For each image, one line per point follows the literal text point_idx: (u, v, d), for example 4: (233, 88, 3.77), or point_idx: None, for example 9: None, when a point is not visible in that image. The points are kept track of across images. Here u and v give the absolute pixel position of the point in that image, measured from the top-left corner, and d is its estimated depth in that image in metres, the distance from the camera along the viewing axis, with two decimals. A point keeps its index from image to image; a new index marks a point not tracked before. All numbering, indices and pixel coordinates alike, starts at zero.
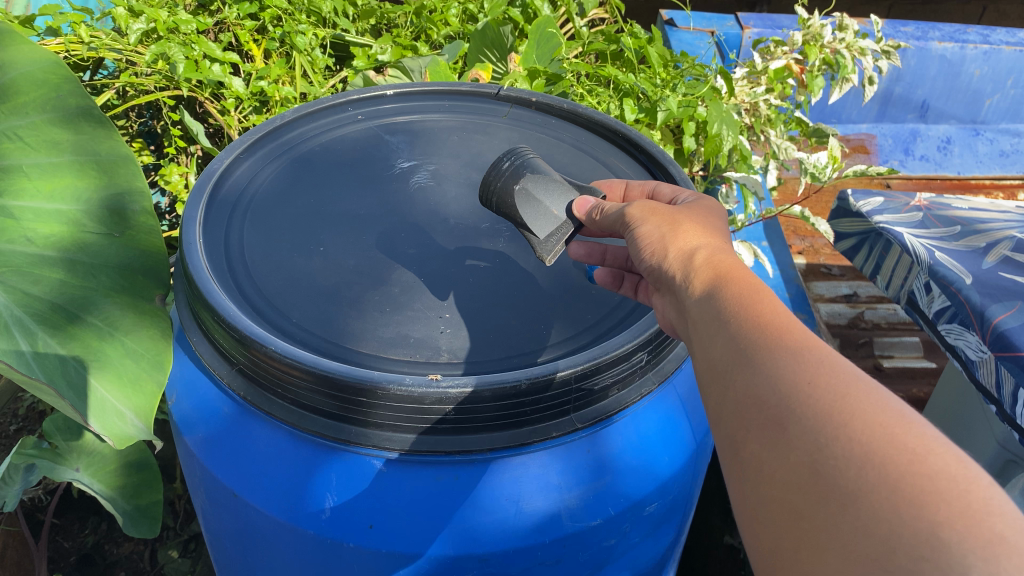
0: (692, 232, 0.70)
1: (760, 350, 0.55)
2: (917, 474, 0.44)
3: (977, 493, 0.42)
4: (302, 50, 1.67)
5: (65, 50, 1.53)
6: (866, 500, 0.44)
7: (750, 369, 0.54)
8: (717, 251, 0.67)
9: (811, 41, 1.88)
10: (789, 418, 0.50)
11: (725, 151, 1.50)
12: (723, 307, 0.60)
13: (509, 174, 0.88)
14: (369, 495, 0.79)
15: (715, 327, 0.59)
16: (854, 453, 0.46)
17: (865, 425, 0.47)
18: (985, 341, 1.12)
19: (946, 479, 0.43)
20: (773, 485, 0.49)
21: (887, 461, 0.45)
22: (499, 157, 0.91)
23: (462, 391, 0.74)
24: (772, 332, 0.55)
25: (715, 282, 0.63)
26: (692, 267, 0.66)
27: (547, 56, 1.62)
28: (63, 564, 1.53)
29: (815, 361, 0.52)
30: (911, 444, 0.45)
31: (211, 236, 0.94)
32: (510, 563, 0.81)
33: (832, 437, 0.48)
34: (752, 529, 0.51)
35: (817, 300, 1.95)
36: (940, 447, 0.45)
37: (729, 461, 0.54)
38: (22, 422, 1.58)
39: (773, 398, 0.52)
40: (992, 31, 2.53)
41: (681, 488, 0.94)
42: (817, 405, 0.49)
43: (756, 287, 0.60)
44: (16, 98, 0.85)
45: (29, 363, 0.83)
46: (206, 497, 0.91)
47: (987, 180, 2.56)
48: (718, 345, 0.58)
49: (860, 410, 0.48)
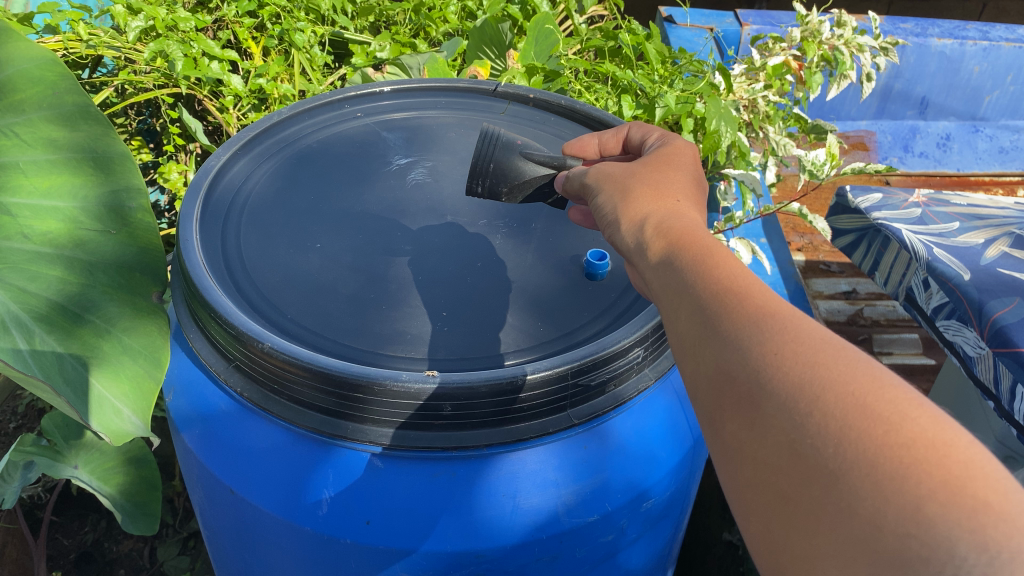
0: (644, 197, 0.69)
1: (724, 321, 0.52)
2: (893, 445, 0.41)
3: (956, 457, 0.40)
4: (301, 48, 1.66)
5: (63, 48, 1.53)
6: (847, 479, 0.42)
7: (716, 343, 0.52)
8: (667, 217, 0.65)
9: (810, 37, 1.86)
10: (762, 396, 0.48)
11: (724, 147, 1.47)
12: (680, 278, 0.58)
13: (490, 194, 0.93)
14: (362, 487, 0.80)
15: (676, 300, 0.57)
16: (830, 430, 0.44)
17: (837, 397, 0.45)
18: (983, 337, 1.12)
19: (923, 446, 0.41)
20: (756, 467, 0.47)
21: (862, 435, 0.43)
22: (468, 182, 0.93)
23: (427, 386, 0.74)
24: (733, 301, 0.53)
25: (669, 250, 0.61)
26: (645, 237, 0.64)
27: (545, 53, 1.62)
28: (63, 561, 1.53)
29: (779, 329, 0.50)
30: (885, 413, 0.43)
31: (208, 233, 0.93)
32: (508, 560, 0.82)
33: (806, 414, 0.45)
34: (744, 515, 0.49)
35: (816, 296, 1.96)
36: (916, 410, 0.43)
37: (712, 445, 0.52)
38: (21, 420, 1.58)
39: (743, 374, 0.49)
40: (993, 27, 2.53)
41: (677, 485, 0.94)
42: (786, 379, 0.47)
43: (709, 251, 0.58)
44: (14, 95, 0.84)
45: (26, 360, 0.83)
46: (203, 493, 0.92)
47: (986, 176, 2.57)
48: (684, 319, 0.56)
49: (830, 380, 0.46)
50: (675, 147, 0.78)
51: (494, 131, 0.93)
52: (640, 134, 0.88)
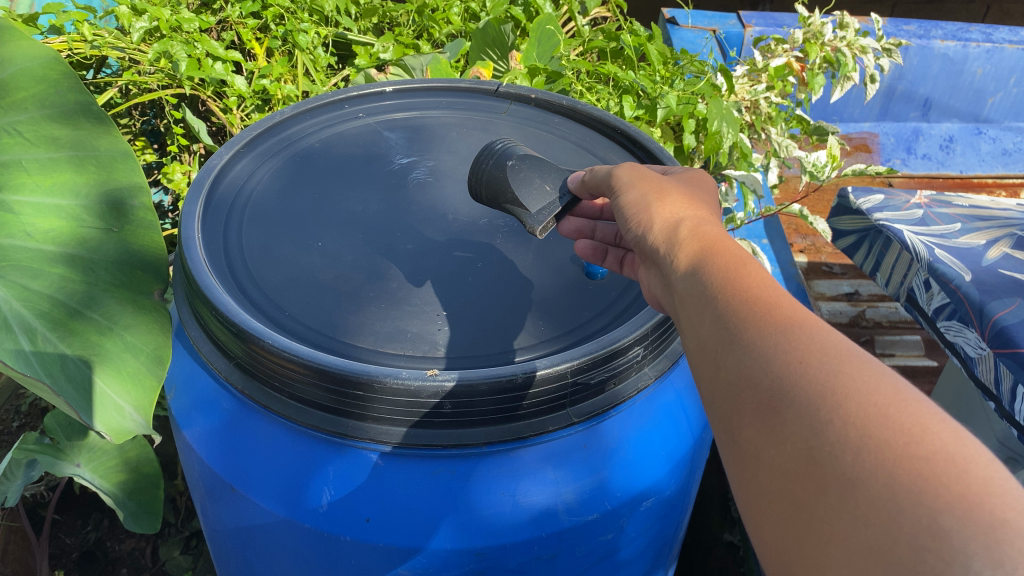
0: (678, 202, 0.69)
1: (749, 328, 0.53)
2: (913, 457, 0.42)
3: (975, 473, 0.40)
4: (304, 48, 1.66)
5: (67, 49, 1.54)
6: (863, 488, 0.42)
7: (739, 350, 0.52)
8: (702, 222, 0.65)
9: (812, 39, 1.87)
10: (783, 402, 0.48)
11: (726, 149, 1.49)
12: (709, 282, 0.58)
13: (500, 155, 0.90)
14: (365, 487, 0.80)
15: (702, 303, 0.58)
16: (850, 439, 0.44)
17: (858, 406, 0.45)
18: (984, 338, 1.12)
19: (943, 461, 0.41)
20: (772, 473, 0.48)
21: (883, 445, 0.43)
22: (493, 142, 0.93)
23: (444, 386, 0.75)
24: (759, 309, 0.53)
25: (700, 256, 0.61)
26: (676, 240, 0.65)
27: (547, 54, 1.61)
28: (65, 560, 1.54)
29: (806, 337, 0.50)
30: (907, 425, 0.43)
31: (211, 231, 0.94)
32: (507, 559, 0.82)
33: (826, 421, 0.45)
34: (755, 522, 0.49)
35: (818, 298, 1.96)
36: (937, 425, 0.43)
37: (726, 449, 0.52)
38: (24, 418, 1.59)
39: (765, 380, 0.50)
40: (996, 29, 2.52)
41: (677, 483, 0.94)
42: (809, 386, 0.47)
43: (740, 260, 0.59)
44: (16, 94, 0.87)
45: (28, 359, 0.83)
46: (205, 491, 0.92)
47: (989, 178, 2.57)
48: (707, 323, 0.56)
49: (853, 390, 0.46)
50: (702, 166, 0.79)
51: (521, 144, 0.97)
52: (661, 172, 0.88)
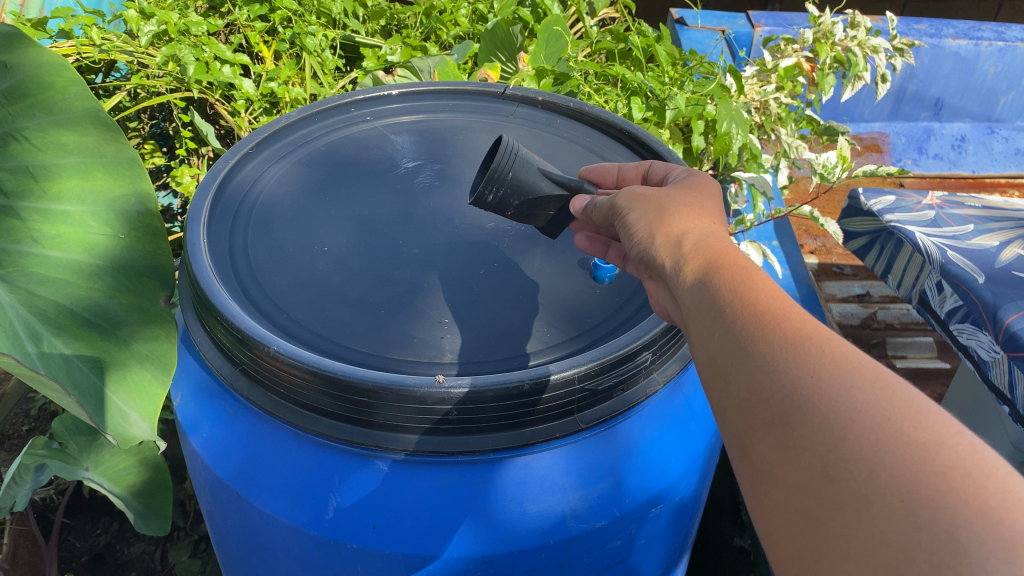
0: (681, 216, 0.68)
1: (759, 343, 0.52)
2: (929, 473, 0.41)
3: (994, 487, 0.39)
4: (313, 51, 1.67)
5: (76, 53, 1.55)
6: (880, 504, 0.41)
7: (749, 364, 0.51)
8: (706, 235, 0.65)
9: (822, 39, 1.86)
10: (796, 417, 0.47)
11: (735, 150, 1.44)
12: (718, 295, 0.57)
13: (499, 205, 0.86)
14: (372, 495, 0.79)
15: (710, 318, 0.57)
16: (864, 454, 0.43)
17: (873, 421, 0.44)
18: (997, 341, 1.10)
19: (959, 475, 0.40)
20: (786, 490, 0.47)
21: (899, 460, 0.42)
22: (481, 188, 0.84)
23: (458, 392, 0.74)
24: (769, 321, 0.53)
25: (705, 269, 0.61)
26: (681, 254, 0.64)
27: (554, 57, 1.59)
28: (75, 564, 1.54)
29: (816, 351, 0.49)
30: (923, 439, 0.42)
31: (217, 237, 0.94)
32: (516, 566, 0.81)
33: (840, 437, 0.45)
34: (770, 538, 0.48)
35: (829, 300, 1.94)
36: (953, 438, 0.42)
37: (739, 464, 0.51)
38: (33, 422, 1.60)
39: (777, 395, 0.49)
40: (1009, 27, 2.49)
41: (688, 489, 0.94)
42: (821, 402, 0.47)
43: (747, 271, 0.58)
44: (25, 99, 0.87)
45: (34, 362, 0.84)
46: (212, 497, 0.91)
47: (1002, 178, 2.55)
48: (716, 337, 0.55)
49: (866, 406, 0.45)
50: (692, 175, 0.79)
51: (505, 153, 0.85)
52: (663, 168, 0.88)
